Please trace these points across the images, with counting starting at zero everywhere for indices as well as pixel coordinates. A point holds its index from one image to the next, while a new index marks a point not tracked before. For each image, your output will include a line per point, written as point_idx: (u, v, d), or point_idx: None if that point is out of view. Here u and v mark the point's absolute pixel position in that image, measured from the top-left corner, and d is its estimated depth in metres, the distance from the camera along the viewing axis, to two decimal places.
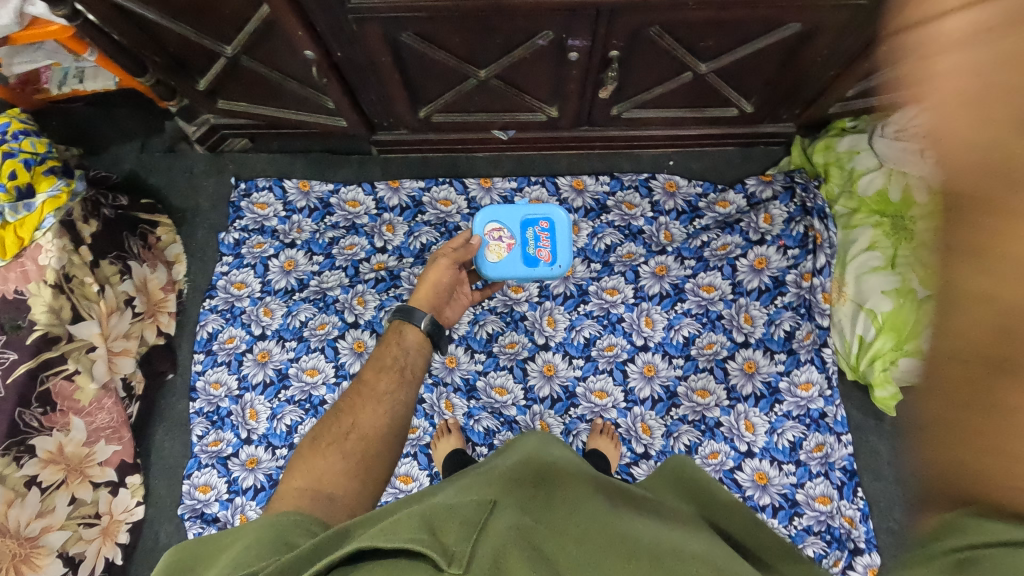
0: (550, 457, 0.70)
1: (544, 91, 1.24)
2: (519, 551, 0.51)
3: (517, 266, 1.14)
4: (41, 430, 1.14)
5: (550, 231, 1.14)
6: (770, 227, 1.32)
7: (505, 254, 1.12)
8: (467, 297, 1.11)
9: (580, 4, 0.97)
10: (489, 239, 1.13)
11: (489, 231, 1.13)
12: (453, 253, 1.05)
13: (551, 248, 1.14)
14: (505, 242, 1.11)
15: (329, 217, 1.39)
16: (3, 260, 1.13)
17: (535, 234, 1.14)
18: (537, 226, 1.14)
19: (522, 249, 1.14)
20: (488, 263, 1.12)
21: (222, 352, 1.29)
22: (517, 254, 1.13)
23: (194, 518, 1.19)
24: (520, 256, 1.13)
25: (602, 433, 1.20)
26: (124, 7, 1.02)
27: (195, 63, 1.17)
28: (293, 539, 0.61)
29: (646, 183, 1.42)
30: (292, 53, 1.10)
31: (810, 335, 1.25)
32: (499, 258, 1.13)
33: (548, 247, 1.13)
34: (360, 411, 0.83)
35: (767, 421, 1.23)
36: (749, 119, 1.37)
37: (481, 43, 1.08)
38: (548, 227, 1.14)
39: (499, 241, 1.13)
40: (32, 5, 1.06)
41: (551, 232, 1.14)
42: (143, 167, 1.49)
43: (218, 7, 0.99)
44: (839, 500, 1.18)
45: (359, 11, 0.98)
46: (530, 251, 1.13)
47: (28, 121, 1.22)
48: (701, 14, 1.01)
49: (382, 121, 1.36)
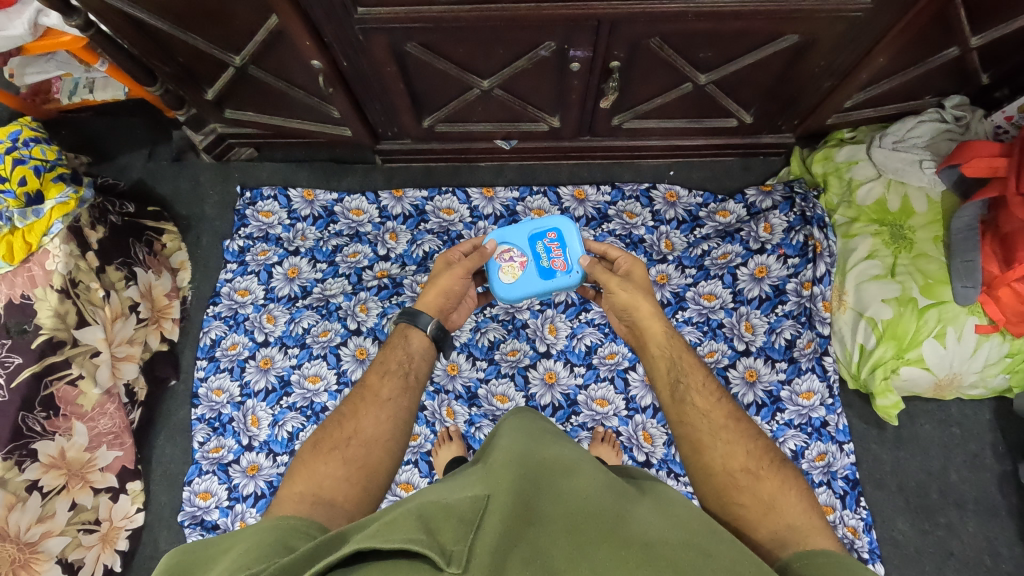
0: (537, 444, 0.73)
1: (546, 101, 1.26)
2: (517, 549, 0.53)
3: (534, 283, 1.08)
4: (44, 435, 1.15)
5: (561, 239, 1.09)
6: (770, 236, 1.33)
7: (520, 274, 1.08)
8: (473, 302, 1.10)
9: (581, 16, 0.99)
10: (500, 261, 1.09)
11: (498, 253, 1.09)
12: (464, 261, 1.01)
13: (565, 254, 1.08)
14: (517, 261, 1.08)
15: (333, 225, 1.41)
16: (10, 264, 1.15)
17: (546, 247, 1.09)
18: (546, 237, 1.09)
19: (536, 264, 1.08)
20: (505, 286, 1.09)
21: (225, 358, 1.30)
22: (532, 270, 1.08)
23: (194, 525, 1.20)
24: (536, 272, 1.08)
25: (603, 441, 1.21)
26: (136, 18, 1.04)
27: (204, 73, 1.19)
28: (294, 543, 0.62)
29: (647, 193, 1.43)
30: (300, 64, 1.12)
31: (810, 344, 1.25)
32: (515, 278, 1.08)
33: (562, 255, 1.08)
34: (363, 417, 0.83)
35: (769, 429, 1.22)
36: (749, 129, 1.39)
37: (484, 53, 1.10)
38: (557, 235, 1.08)
39: (510, 261, 1.09)
40: (46, 17, 1.11)
41: (561, 239, 1.08)
42: (150, 175, 1.51)
43: (230, 18, 1.02)
44: (842, 510, 1.19)
45: (365, 22, 1.00)
46: (544, 263, 1.08)
47: (39, 129, 1.23)
48: (700, 26, 1.03)
49: (386, 131, 1.38)
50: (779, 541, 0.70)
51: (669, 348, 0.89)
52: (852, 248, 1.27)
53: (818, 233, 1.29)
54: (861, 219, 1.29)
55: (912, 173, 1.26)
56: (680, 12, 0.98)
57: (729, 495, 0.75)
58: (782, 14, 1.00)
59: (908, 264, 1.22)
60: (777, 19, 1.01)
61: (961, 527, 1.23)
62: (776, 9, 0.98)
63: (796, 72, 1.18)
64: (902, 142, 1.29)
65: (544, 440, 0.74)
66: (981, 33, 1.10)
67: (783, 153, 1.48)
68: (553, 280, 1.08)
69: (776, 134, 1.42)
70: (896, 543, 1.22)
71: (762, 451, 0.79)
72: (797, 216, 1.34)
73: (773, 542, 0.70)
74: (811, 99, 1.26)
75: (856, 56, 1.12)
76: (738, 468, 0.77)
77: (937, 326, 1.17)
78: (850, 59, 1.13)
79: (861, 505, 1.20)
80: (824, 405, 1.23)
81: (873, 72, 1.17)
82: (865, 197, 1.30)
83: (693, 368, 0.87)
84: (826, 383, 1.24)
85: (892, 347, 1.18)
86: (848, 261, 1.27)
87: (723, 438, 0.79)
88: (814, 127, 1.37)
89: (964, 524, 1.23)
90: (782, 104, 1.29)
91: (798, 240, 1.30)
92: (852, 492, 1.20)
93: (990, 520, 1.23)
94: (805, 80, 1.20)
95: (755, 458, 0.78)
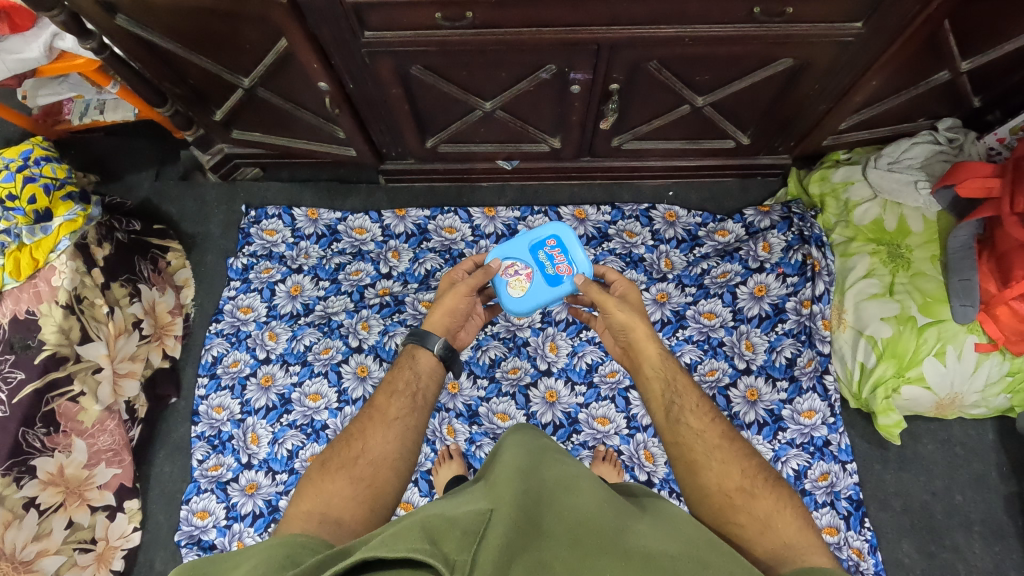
0: (538, 460, 0.72)
1: (547, 122, 1.29)
2: (520, 560, 0.52)
3: (542, 292, 1.09)
4: (43, 452, 1.15)
5: (560, 245, 1.10)
6: (769, 255, 1.34)
7: (529, 286, 1.09)
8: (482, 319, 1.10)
9: (581, 39, 1.02)
10: (506, 277, 1.09)
11: (503, 270, 1.09)
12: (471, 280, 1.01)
13: (568, 258, 1.09)
14: (524, 274, 1.09)
15: (336, 244, 1.42)
16: (17, 280, 1.17)
17: (547, 254, 1.10)
18: (546, 245, 1.10)
19: (541, 273, 1.09)
20: (515, 301, 1.09)
21: (226, 376, 1.30)
22: (540, 279, 1.09)
23: (190, 545, 1.18)
24: (543, 280, 1.09)
25: (604, 460, 1.20)
26: (149, 41, 1.07)
27: (213, 94, 1.22)
28: (301, 558, 0.62)
29: (647, 213, 1.45)
30: (307, 85, 1.15)
31: (811, 362, 1.25)
32: (524, 290, 1.09)
33: (564, 260, 1.09)
34: (370, 436, 0.83)
35: (771, 449, 1.22)
36: (747, 151, 1.41)
37: (487, 76, 1.13)
38: (557, 241, 1.10)
39: (516, 275, 1.09)
40: (62, 40, 1.14)
41: (562, 245, 1.09)
42: (158, 195, 1.53)
43: (240, 42, 1.05)
44: (846, 531, 1.17)
45: (371, 46, 1.03)
46: (549, 271, 1.09)
47: (51, 149, 1.26)
48: (696, 50, 1.06)
49: (390, 151, 1.40)
50: (777, 558, 0.70)
51: (665, 368, 0.89)
52: (851, 267, 1.28)
53: (816, 252, 1.30)
54: (858, 238, 1.30)
55: (908, 194, 1.28)
56: (677, 36, 1.01)
57: (727, 515, 0.75)
58: (777, 39, 1.03)
59: (906, 282, 1.23)
60: (772, 43, 1.04)
61: (968, 549, 1.21)
62: (770, 34, 1.01)
63: (792, 95, 1.20)
64: (897, 164, 1.31)
65: (545, 457, 0.73)
66: (972, 58, 1.13)
67: (781, 173, 1.50)
68: (562, 285, 1.09)
69: (774, 155, 1.44)
70: (901, 565, 1.20)
71: (757, 470, 0.79)
72: (795, 235, 1.35)
73: (773, 560, 0.70)
74: (806, 121, 1.29)
75: (849, 80, 1.15)
76: (734, 487, 0.76)
77: (937, 344, 1.18)
78: (843, 84, 1.16)
79: (866, 526, 1.18)
80: (826, 424, 1.23)
81: (867, 95, 1.19)
82: (861, 217, 1.31)
83: (686, 390, 0.86)
84: (828, 402, 1.24)
85: (893, 365, 1.18)
86: (847, 280, 1.28)
87: (718, 458, 0.79)
88: (810, 148, 1.39)
89: (970, 546, 1.22)
90: (779, 125, 1.31)
91: (796, 258, 1.32)
92: (856, 512, 1.19)
93: (996, 542, 1.22)
94: (800, 102, 1.22)
95: (750, 477, 0.77)
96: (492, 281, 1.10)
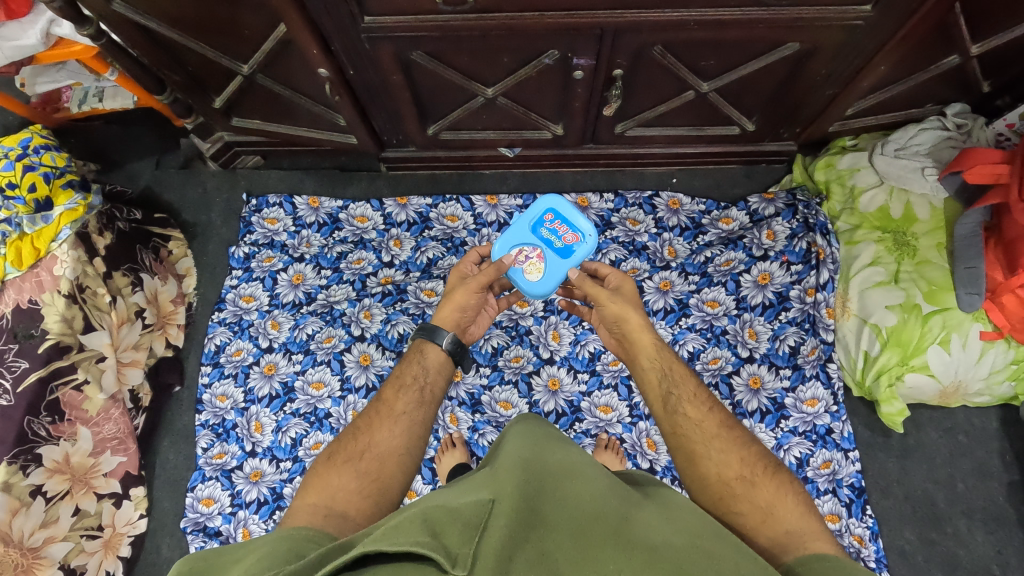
0: (541, 448, 0.72)
1: (550, 109, 1.28)
2: (522, 553, 0.53)
3: (559, 267, 1.08)
4: (49, 440, 1.15)
5: (559, 217, 1.10)
6: (773, 243, 1.33)
7: (545, 265, 1.08)
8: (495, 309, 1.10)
9: (586, 24, 1.01)
10: (519, 265, 1.08)
11: (514, 259, 1.08)
12: (481, 275, 0.99)
13: (571, 227, 1.09)
14: (536, 255, 1.08)
15: (338, 232, 1.42)
16: (18, 270, 1.16)
17: (550, 229, 1.09)
18: (545, 221, 1.10)
19: (551, 249, 1.08)
20: (536, 284, 1.08)
21: (229, 364, 1.30)
22: (552, 255, 1.08)
23: (196, 532, 1.19)
24: (556, 256, 1.08)
25: (607, 448, 1.20)
26: (147, 28, 1.06)
27: (212, 82, 1.21)
28: (304, 552, 0.62)
29: (650, 200, 1.43)
30: (307, 72, 1.14)
31: (814, 351, 1.25)
32: (541, 271, 1.08)
33: (568, 229, 1.09)
34: (377, 430, 0.83)
35: (773, 437, 1.22)
36: (752, 137, 1.40)
37: (490, 62, 1.12)
38: (554, 214, 1.10)
39: (528, 259, 1.08)
40: (58, 27, 1.12)
41: (561, 217, 1.10)
42: (159, 184, 1.53)
43: (239, 26, 1.03)
44: (847, 518, 1.18)
45: (372, 31, 1.02)
46: (558, 245, 1.08)
47: (50, 137, 1.25)
48: (702, 34, 1.04)
49: (391, 138, 1.39)
50: (780, 546, 0.70)
51: (661, 359, 0.89)
52: (855, 255, 1.27)
53: (821, 240, 1.29)
54: (863, 226, 1.29)
55: (914, 180, 1.26)
56: (682, 20, 1.00)
57: (727, 504, 0.75)
58: (784, 23, 1.02)
59: (910, 271, 1.22)
60: (778, 27, 1.03)
61: (969, 537, 1.22)
62: (777, 18, 1.00)
63: (799, 80, 1.18)
64: (904, 150, 1.29)
65: (547, 443, 0.73)
66: (981, 42, 1.11)
67: (785, 160, 1.49)
68: (575, 253, 1.08)
69: (778, 141, 1.43)
70: (903, 552, 1.21)
71: (757, 458, 0.78)
72: (799, 223, 1.34)
73: (775, 548, 0.70)
74: (812, 107, 1.27)
75: (857, 65, 1.13)
76: (734, 476, 0.76)
77: (941, 333, 1.17)
78: (851, 69, 1.14)
79: (868, 513, 1.19)
80: (829, 412, 1.23)
81: (875, 80, 1.18)
82: (867, 204, 1.31)
83: (683, 381, 0.86)
84: (831, 391, 1.24)
85: (897, 353, 1.18)
86: (851, 268, 1.27)
87: (717, 447, 0.79)
88: (815, 135, 1.38)
89: (971, 534, 1.22)
90: (784, 112, 1.29)
91: (800, 246, 1.31)
92: (858, 500, 1.19)
93: (997, 530, 1.22)
94: (807, 88, 1.21)
95: (750, 465, 0.77)
96: (507, 274, 1.09)
